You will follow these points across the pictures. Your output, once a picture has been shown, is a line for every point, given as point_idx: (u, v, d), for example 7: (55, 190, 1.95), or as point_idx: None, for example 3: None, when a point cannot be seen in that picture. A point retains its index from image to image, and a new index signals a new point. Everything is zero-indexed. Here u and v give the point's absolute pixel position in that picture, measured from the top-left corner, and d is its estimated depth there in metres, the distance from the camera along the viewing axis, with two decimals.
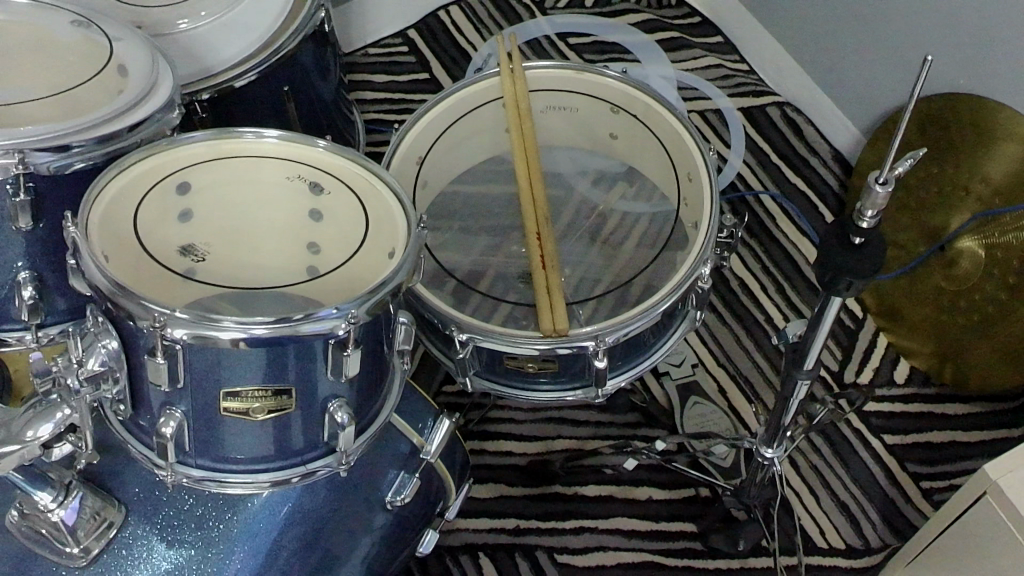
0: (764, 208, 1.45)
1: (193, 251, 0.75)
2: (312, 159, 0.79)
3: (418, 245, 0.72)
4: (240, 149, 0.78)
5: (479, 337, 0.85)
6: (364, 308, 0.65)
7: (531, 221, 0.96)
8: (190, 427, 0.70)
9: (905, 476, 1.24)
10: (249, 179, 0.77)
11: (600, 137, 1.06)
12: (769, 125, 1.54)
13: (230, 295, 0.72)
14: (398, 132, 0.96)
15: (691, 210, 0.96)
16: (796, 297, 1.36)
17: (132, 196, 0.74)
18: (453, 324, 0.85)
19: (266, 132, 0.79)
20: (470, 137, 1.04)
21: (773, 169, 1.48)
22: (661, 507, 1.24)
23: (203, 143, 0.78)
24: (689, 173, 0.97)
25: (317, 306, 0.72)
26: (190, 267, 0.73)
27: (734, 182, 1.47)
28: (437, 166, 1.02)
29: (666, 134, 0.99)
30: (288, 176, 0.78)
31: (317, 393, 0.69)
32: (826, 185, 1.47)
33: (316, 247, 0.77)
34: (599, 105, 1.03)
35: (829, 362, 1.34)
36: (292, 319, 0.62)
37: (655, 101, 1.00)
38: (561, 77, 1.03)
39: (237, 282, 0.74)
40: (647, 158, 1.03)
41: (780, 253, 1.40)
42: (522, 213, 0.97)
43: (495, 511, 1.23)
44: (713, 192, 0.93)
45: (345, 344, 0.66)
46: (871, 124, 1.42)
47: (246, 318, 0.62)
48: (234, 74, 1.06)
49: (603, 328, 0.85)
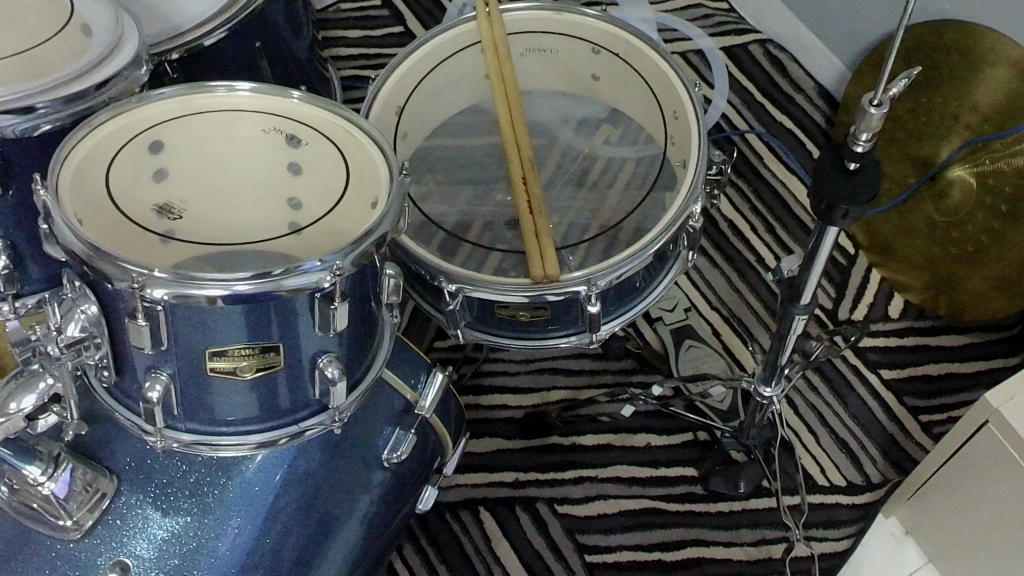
0: (751, 147, 1.42)
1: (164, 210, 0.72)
2: (286, 110, 0.77)
3: (402, 195, 0.71)
4: (212, 105, 0.76)
5: (468, 287, 0.83)
6: (349, 259, 0.63)
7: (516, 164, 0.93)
8: (178, 391, 0.67)
9: (903, 409, 1.24)
10: (223, 134, 0.76)
11: (581, 78, 1.03)
12: (752, 62, 1.50)
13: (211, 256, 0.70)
14: (377, 81, 0.94)
15: (679, 148, 0.94)
16: (786, 236, 1.35)
17: (100, 157, 0.72)
18: (441, 274, 0.83)
19: (238, 86, 0.77)
20: (448, 85, 1.01)
21: (758, 107, 1.46)
22: (660, 453, 1.23)
23: (173, 99, 0.76)
24: (675, 111, 0.95)
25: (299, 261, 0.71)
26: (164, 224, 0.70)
27: (720, 122, 1.44)
28: (417, 116, 1.00)
29: (650, 72, 0.97)
30: (265, 129, 0.76)
31: (304, 350, 0.67)
32: (813, 122, 1.44)
33: (298, 202, 0.74)
34: (580, 46, 1.00)
35: (823, 300, 1.32)
36: (275, 272, 0.60)
37: (637, 38, 0.97)
38: (542, 17, 1.00)
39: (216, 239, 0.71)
40: (631, 100, 1.00)
41: (769, 192, 1.38)
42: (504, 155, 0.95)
43: (493, 465, 1.23)
44: (701, 129, 0.91)
45: (332, 298, 0.64)
46: (856, 56, 1.39)
47: (228, 274, 0.60)
48: (204, 34, 1.04)
49: (594, 272, 0.83)
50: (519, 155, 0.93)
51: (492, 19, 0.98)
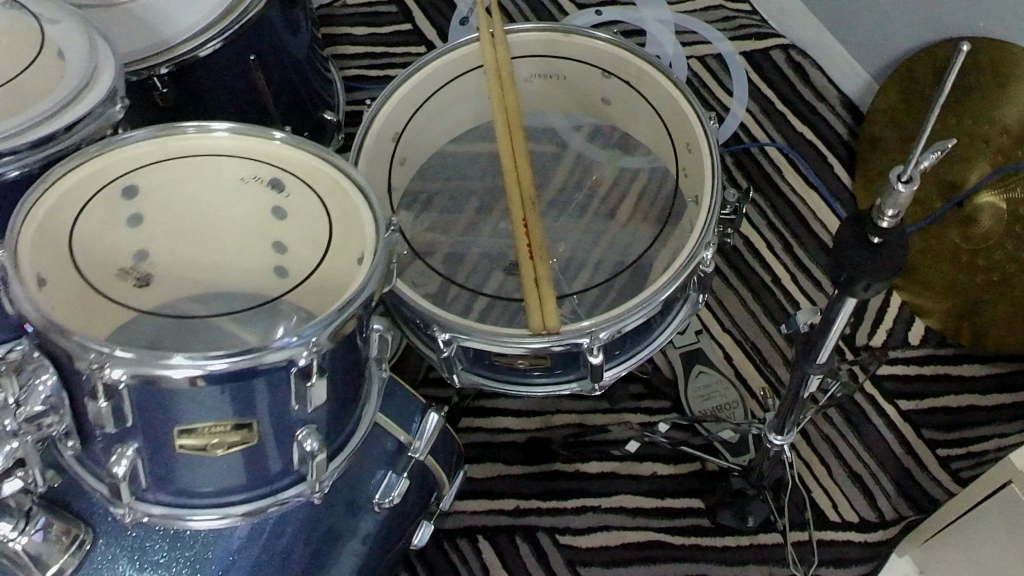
0: (769, 160, 1.36)
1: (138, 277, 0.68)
2: (268, 153, 0.72)
3: (388, 250, 0.66)
4: (189, 147, 0.72)
5: (463, 335, 0.78)
6: (328, 331, 0.59)
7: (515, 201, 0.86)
8: (145, 465, 0.63)
9: (921, 443, 1.19)
10: (201, 180, 0.71)
11: (591, 103, 0.97)
12: (773, 68, 1.44)
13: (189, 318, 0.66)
14: (372, 108, 0.88)
15: (692, 182, 0.88)
16: (803, 255, 1.29)
17: (74, 216, 0.67)
18: (434, 322, 0.78)
19: (215, 125, 0.72)
20: (449, 109, 0.95)
21: (778, 117, 1.39)
22: (666, 483, 1.19)
23: (145, 141, 0.71)
24: (688, 142, 0.88)
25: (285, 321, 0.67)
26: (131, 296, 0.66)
27: (738, 133, 1.39)
28: (416, 141, 0.94)
29: (662, 101, 0.90)
30: (245, 177, 0.71)
31: (281, 422, 0.63)
32: (835, 134, 1.38)
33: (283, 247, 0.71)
34: (589, 71, 0.93)
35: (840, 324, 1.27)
36: (250, 350, 0.56)
37: (648, 64, 0.90)
38: (547, 40, 0.93)
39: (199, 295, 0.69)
40: (644, 128, 0.95)
41: (787, 208, 1.33)
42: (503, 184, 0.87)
43: (494, 491, 1.19)
44: (715, 165, 0.85)
45: (309, 373, 0.59)
46: (882, 66, 1.33)
47: (200, 354, 0.55)
48: (201, 44, 1.00)
49: (598, 322, 0.78)
50: (520, 189, 0.86)
51: (495, 46, 0.90)
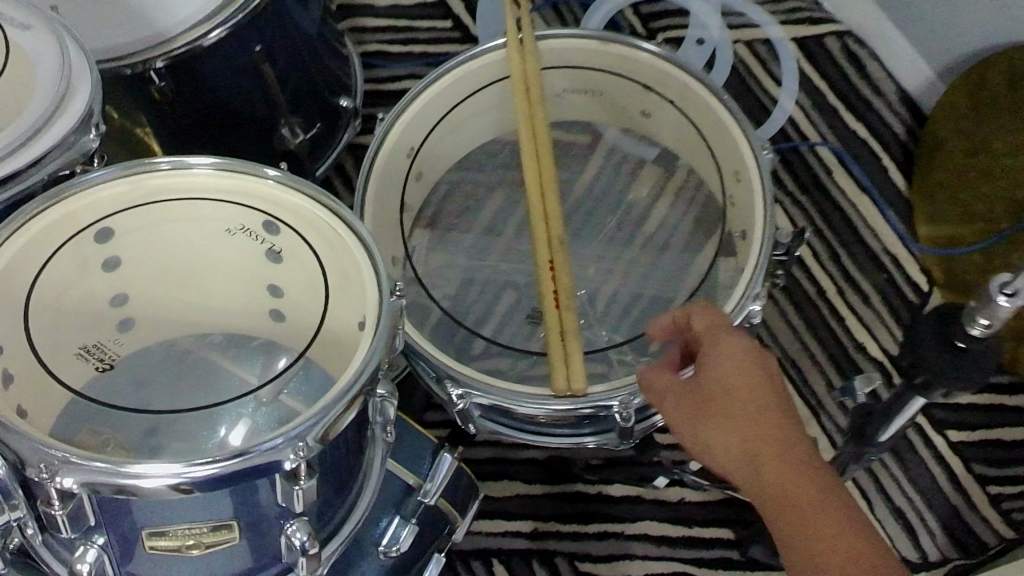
0: (819, 160, 1.26)
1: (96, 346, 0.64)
2: (259, 196, 0.63)
3: (393, 319, 0.58)
4: (168, 187, 0.63)
5: (476, 393, 0.71)
6: (318, 430, 0.51)
7: (542, 237, 0.78)
8: (112, 558, 0.56)
9: (970, 478, 1.10)
10: (182, 228, 0.64)
11: (630, 113, 0.87)
12: (827, 57, 1.33)
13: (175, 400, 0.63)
14: (384, 124, 0.78)
15: (739, 216, 0.79)
16: (853, 268, 1.21)
17: (46, 282, 0.60)
18: (447, 377, 0.70)
19: (197, 160, 0.63)
20: (470, 119, 0.86)
21: (830, 112, 1.29)
22: (693, 510, 1.12)
23: (118, 179, 0.62)
24: (737, 171, 0.78)
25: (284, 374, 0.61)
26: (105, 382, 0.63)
27: (785, 128, 1.29)
28: (433, 155, 0.86)
29: (708, 125, 0.80)
30: (231, 227, 0.63)
31: (266, 517, 0.55)
32: (892, 134, 1.27)
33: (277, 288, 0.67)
34: (628, 84, 0.83)
35: (889, 344, 1.17)
36: (237, 453, 0.48)
37: (695, 80, 0.78)
38: (582, 47, 0.81)
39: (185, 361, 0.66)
40: (691, 145, 0.85)
41: (836, 214, 1.23)
42: (528, 215, 0.79)
43: (511, 511, 1.12)
44: (768, 203, 0.74)
45: (297, 476, 0.52)
46: (948, 64, 1.21)
47: (176, 459, 0.48)
48: (210, 26, 0.91)
49: (630, 386, 0.70)
50: (546, 224, 0.78)
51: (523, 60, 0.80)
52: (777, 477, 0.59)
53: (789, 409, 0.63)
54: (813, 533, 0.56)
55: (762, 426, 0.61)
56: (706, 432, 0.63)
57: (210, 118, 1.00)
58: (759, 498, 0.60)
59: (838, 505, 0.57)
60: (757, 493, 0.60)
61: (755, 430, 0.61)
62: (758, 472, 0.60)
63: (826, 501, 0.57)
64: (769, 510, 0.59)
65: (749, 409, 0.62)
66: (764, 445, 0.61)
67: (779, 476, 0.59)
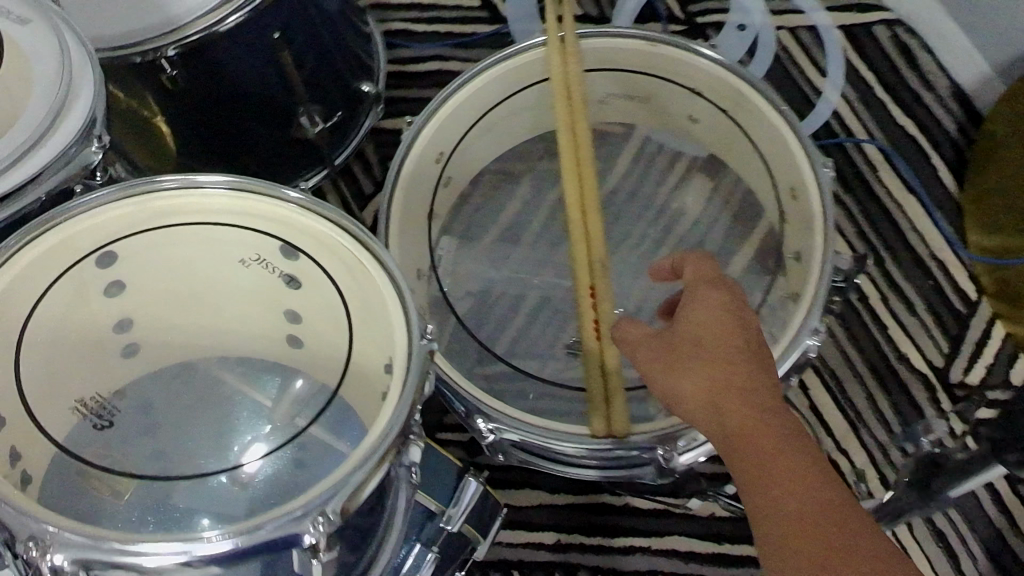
0: (864, 158, 1.20)
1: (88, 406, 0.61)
2: (279, 220, 0.58)
3: (423, 367, 0.52)
4: (178, 209, 0.57)
5: (506, 429, 0.65)
6: (341, 498, 0.46)
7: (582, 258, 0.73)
8: None
9: (1016, 501, 1.05)
10: (194, 254, 0.58)
11: (677, 117, 0.82)
12: (875, 47, 1.25)
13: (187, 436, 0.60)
14: (412, 131, 0.72)
15: (794, 236, 0.73)
16: (897, 272, 1.15)
17: (45, 317, 0.55)
18: (478, 412, 0.66)
19: (209, 179, 0.57)
20: (505, 119, 0.81)
21: (877, 106, 1.22)
22: (723, 525, 1.06)
23: (119, 201, 0.56)
24: (793, 188, 0.72)
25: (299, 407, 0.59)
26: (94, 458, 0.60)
27: (829, 122, 1.22)
28: (464, 158, 0.80)
29: (763, 138, 0.73)
30: (247, 257, 0.58)
31: None
32: (943, 131, 1.20)
33: (294, 314, 0.62)
34: (675, 89, 0.77)
35: (933, 356, 1.11)
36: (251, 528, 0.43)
37: (750, 88, 0.72)
38: (627, 49, 0.75)
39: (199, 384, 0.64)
40: (743, 155, 0.78)
41: (881, 216, 1.17)
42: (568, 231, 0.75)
43: (534, 521, 1.07)
44: (829, 228, 0.68)
45: (318, 548, 0.46)
46: (1006, 59, 1.14)
47: (183, 535, 0.43)
48: (226, 12, 0.84)
49: (673, 427, 0.65)
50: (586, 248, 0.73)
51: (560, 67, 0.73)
52: (738, 412, 0.58)
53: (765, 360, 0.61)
54: (764, 464, 0.55)
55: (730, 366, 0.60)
56: (673, 370, 0.61)
57: (224, 108, 0.95)
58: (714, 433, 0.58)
59: (798, 443, 0.56)
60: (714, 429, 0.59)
61: (725, 367, 0.60)
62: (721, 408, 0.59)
63: (785, 436, 0.56)
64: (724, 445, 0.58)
65: (724, 350, 0.60)
66: (731, 383, 0.59)
67: (740, 411, 0.58)
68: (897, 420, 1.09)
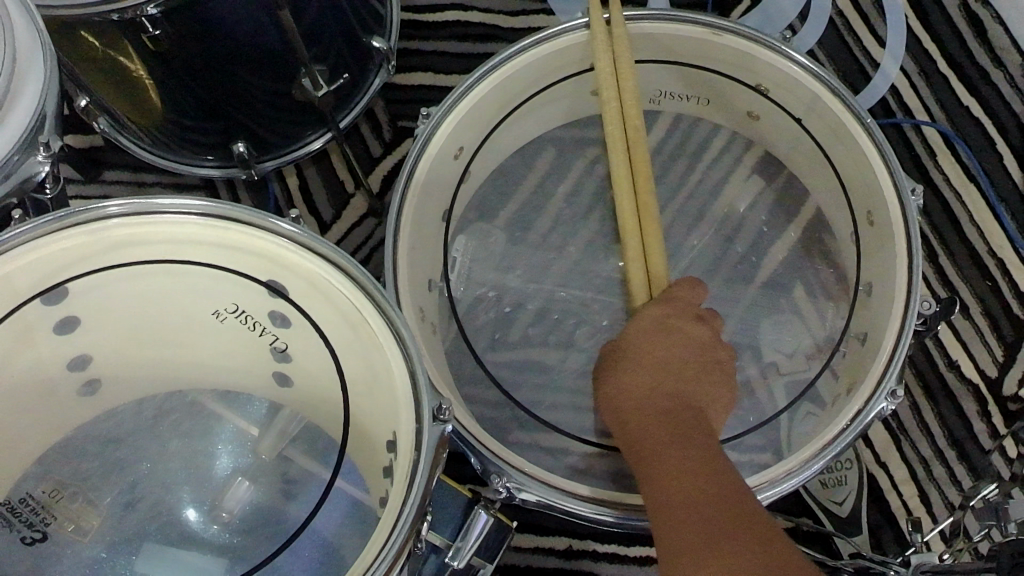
0: (923, 141, 1.09)
1: (34, 500, 0.56)
2: (266, 255, 0.48)
3: (435, 456, 0.44)
4: (145, 241, 0.48)
5: (526, 488, 0.57)
6: None
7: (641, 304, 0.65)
8: None
9: None
10: (167, 289, 0.50)
11: (733, 110, 0.74)
12: (941, 16, 1.13)
13: (214, 425, 0.62)
14: (431, 123, 0.62)
15: (870, 266, 0.64)
16: (951, 269, 1.04)
17: None
18: (495, 471, 0.57)
19: (174, 203, 0.47)
20: (541, 107, 0.72)
21: (939, 81, 1.11)
22: None
23: (69, 230, 0.46)
24: (872, 213, 0.63)
25: (305, 475, 0.58)
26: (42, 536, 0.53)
27: (886, 98, 1.11)
28: (492, 147, 0.72)
29: (837, 148, 0.65)
30: (230, 296, 0.50)
31: None
32: (1010, 114, 1.09)
33: (284, 354, 0.52)
34: (733, 83, 0.69)
35: (984, 364, 1.01)
36: None
37: (827, 92, 0.63)
38: (686, 37, 0.65)
39: (180, 390, 0.61)
40: (815, 162, 0.69)
41: (937, 207, 1.07)
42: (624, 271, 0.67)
43: (544, 525, 0.98)
44: (914, 265, 0.58)
45: None
46: None
47: None
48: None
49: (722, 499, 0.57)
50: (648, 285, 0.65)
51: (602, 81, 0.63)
52: (658, 427, 0.57)
53: (714, 385, 0.61)
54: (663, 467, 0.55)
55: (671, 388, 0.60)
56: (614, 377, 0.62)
57: (220, 87, 0.83)
58: (625, 441, 0.59)
59: (709, 463, 0.54)
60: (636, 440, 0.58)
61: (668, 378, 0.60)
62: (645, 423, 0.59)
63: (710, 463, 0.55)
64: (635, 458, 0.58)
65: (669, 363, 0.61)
66: (663, 396, 0.59)
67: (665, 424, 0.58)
68: (943, 434, 0.99)
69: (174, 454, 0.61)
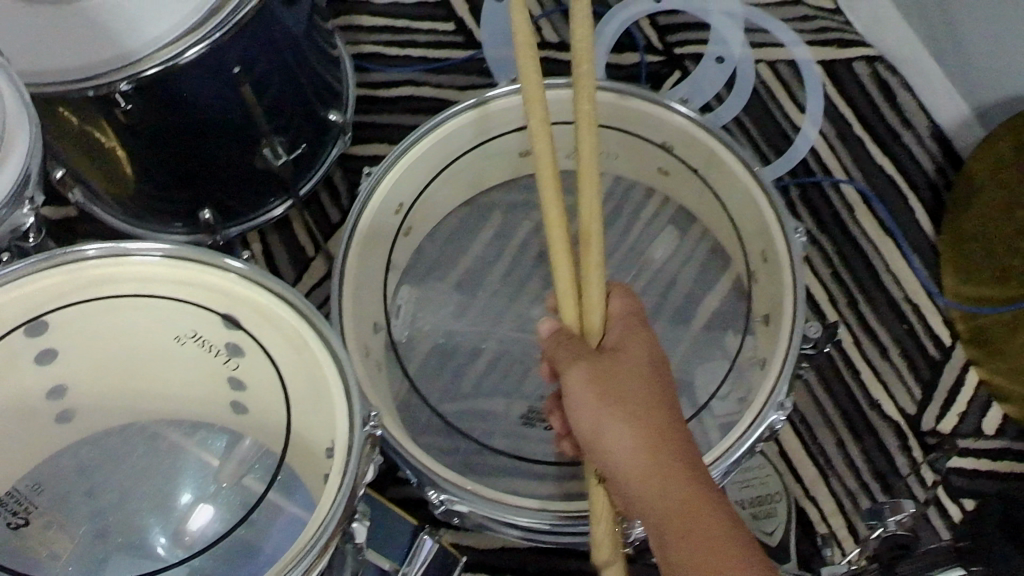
0: (842, 199, 1.18)
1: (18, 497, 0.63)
2: (219, 290, 0.55)
3: (363, 453, 0.51)
4: (115, 278, 0.55)
5: (458, 500, 0.64)
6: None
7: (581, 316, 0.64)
8: None
9: None
10: (136, 320, 0.57)
11: (648, 166, 0.82)
12: (855, 85, 1.22)
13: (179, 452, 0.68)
14: (372, 179, 0.70)
15: (766, 299, 0.72)
16: (871, 315, 1.13)
17: None
18: (428, 483, 0.64)
19: (141, 247, 0.55)
20: (475, 164, 0.80)
21: (856, 144, 1.20)
22: None
23: (49, 270, 0.53)
24: (764, 250, 0.71)
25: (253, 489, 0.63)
26: (24, 549, 0.59)
27: (807, 159, 1.20)
28: (430, 201, 0.80)
29: (733, 196, 0.73)
30: (191, 323, 0.57)
31: None
32: (921, 173, 1.18)
33: (238, 378, 0.59)
34: (644, 141, 0.77)
35: (905, 403, 1.09)
36: None
37: (721, 146, 0.71)
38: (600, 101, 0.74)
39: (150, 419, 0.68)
40: (719, 210, 0.78)
41: (858, 258, 1.15)
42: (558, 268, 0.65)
43: (495, 564, 1.03)
44: (796, 293, 0.66)
45: None
46: (985, 105, 1.12)
47: None
48: (185, 43, 0.76)
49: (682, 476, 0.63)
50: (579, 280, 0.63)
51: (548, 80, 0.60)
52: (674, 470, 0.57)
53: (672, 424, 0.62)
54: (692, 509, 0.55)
55: (660, 418, 0.60)
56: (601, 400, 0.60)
57: (187, 157, 0.91)
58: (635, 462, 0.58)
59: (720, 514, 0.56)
60: (650, 482, 0.57)
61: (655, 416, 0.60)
62: (652, 461, 0.58)
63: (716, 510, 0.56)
64: (657, 507, 0.56)
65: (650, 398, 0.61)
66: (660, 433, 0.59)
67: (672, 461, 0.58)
68: (867, 468, 1.06)
69: (145, 478, 0.68)
